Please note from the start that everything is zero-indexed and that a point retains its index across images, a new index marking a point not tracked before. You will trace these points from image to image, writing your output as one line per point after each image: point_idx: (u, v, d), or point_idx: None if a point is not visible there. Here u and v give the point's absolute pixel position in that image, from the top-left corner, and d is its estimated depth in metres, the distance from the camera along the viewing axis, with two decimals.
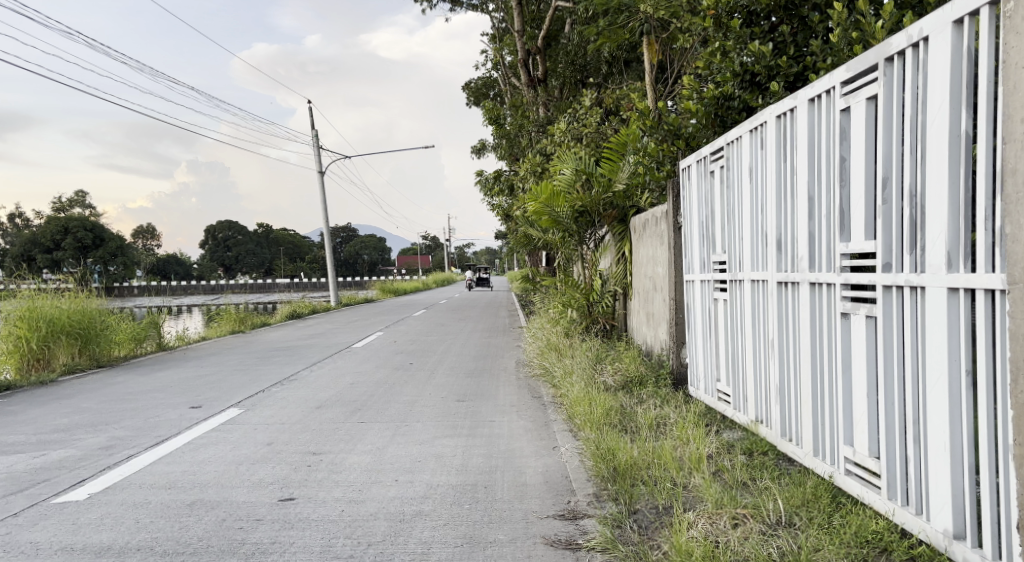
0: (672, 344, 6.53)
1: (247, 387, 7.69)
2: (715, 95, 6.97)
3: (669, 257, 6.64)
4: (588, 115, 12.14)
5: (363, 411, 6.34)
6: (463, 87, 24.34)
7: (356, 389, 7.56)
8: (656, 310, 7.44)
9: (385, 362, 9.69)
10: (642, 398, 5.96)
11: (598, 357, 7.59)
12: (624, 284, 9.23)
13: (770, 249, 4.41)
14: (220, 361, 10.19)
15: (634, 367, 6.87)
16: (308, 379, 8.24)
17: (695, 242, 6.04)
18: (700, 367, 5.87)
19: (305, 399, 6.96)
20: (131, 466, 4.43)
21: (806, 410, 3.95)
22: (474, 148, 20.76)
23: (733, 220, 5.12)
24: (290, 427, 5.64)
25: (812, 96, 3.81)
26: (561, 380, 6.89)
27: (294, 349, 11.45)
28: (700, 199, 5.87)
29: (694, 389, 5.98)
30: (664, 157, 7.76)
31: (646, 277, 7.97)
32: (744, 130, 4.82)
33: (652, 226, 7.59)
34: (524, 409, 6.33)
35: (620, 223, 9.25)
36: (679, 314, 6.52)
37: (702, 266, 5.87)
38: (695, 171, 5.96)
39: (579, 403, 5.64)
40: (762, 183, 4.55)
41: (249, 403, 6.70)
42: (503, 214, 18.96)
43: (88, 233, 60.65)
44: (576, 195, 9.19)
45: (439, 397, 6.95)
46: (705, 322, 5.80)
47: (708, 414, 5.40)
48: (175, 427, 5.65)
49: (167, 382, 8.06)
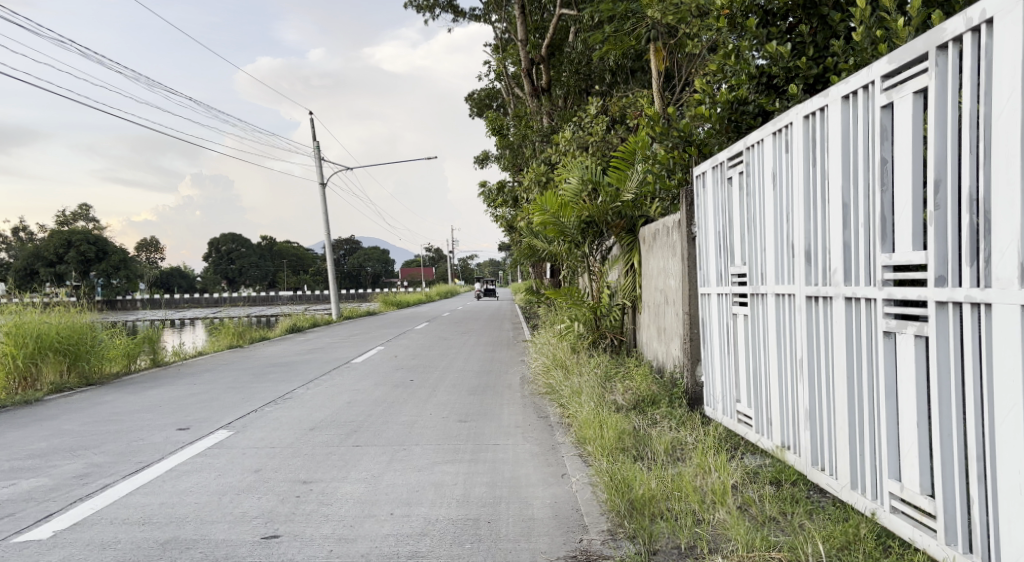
0: (687, 361, 6.17)
1: (240, 406, 7.34)
2: (729, 99, 6.67)
3: (682, 269, 6.30)
4: (594, 123, 11.87)
5: (359, 433, 5.98)
6: (467, 98, 24.17)
7: (353, 408, 7.21)
8: (667, 324, 7.08)
9: (384, 379, 9.33)
10: (656, 419, 5.59)
11: (607, 374, 7.22)
12: (633, 298, 8.87)
13: (797, 260, 4.07)
14: (215, 377, 9.84)
15: (645, 386, 6.50)
16: (304, 398, 7.89)
17: (711, 253, 5.70)
18: (718, 386, 5.52)
19: (299, 420, 6.61)
20: (105, 498, 4.08)
21: (842, 438, 3.60)
22: (477, 159, 20.51)
23: (754, 230, 4.78)
24: (281, 453, 5.28)
25: (846, 93, 3.48)
26: (568, 400, 6.52)
27: (292, 364, 11.11)
28: (716, 208, 5.55)
29: (712, 410, 5.62)
30: (676, 164, 7.45)
31: (656, 290, 7.64)
32: (766, 133, 4.50)
33: (663, 237, 7.26)
34: (530, 430, 5.98)
35: (628, 234, 8.91)
36: (694, 330, 6.15)
37: (719, 278, 5.53)
38: (710, 178, 5.64)
39: (589, 425, 5.29)
40: (788, 190, 4.21)
41: (240, 424, 6.35)
42: (507, 226, 18.65)
43: (90, 246, 60.58)
44: (583, 205, 8.87)
45: (440, 417, 6.59)
46: (723, 338, 5.45)
47: (728, 438, 5.04)
48: (159, 452, 5.30)
49: (157, 401, 7.71)
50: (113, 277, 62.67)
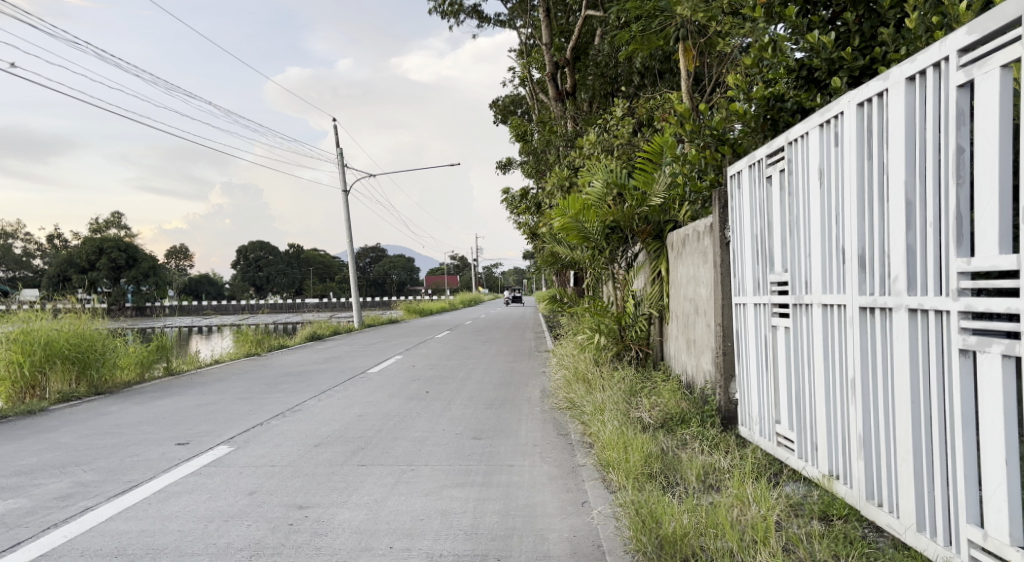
0: (720, 376, 5.67)
1: (245, 419, 7.05)
2: (766, 95, 6.23)
3: (714, 276, 5.82)
4: (620, 126, 11.44)
5: (366, 450, 5.60)
6: (491, 104, 23.87)
7: (363, 422, 6.85)
8: (698, 336, 6.60)
9: (399, 390, 8.98)
10: (686, 442, 5.11)
11: (632, 389, 6.75)
12: (661, 307, 8.39)
13: (849, 267, 3.58)
14: (225, 387, 9.61)
15: (674, 403, 6.02)
16: (314, 410, 7.57)
17: (747, 259, 5.22)
18: (754, 405, 5.02)
19: (305, 434, 6.27)
20: (82, 524, 3.76)
21: (904, 471, 3.09)
22: (499, 165, 20.15)
23: (797, 233, 4.31)
24: (279, 472, 4.93)
25: (912, 74, 3.02)
26: (590, 416, 6.07)
27: (306, 374, 10.84)
28: (753, 210, 5.09)
29: (748, 431, 5.12)
30: (707, 164, 6.98)
31: (685, 300, 7.17)
32: (812, 125, 4.04)
33: (693, 242, 6.80)
34: (549, 450, 5.54)
35: (655, 240, 8.45)
36: (729, 343, 5.66)
37: (757, 287, 5.05)
38: (746, 177, 5.18)
39: (612, 446, 4.83)
40: (838, 186, 3.73)
41: (242, 439, 6.04)
42: (530, 233, 18.26)
43: (121, 253, 61.73)
44: (607, 209, 8.43)
45: (453, 434, 6.18)
46: (760, 353, 4.96)
47: (766, 463, 4.54)
48: (151, 469, 5.00)
49: (162, 413, 7.48)
50: (143, 284, 63.79)
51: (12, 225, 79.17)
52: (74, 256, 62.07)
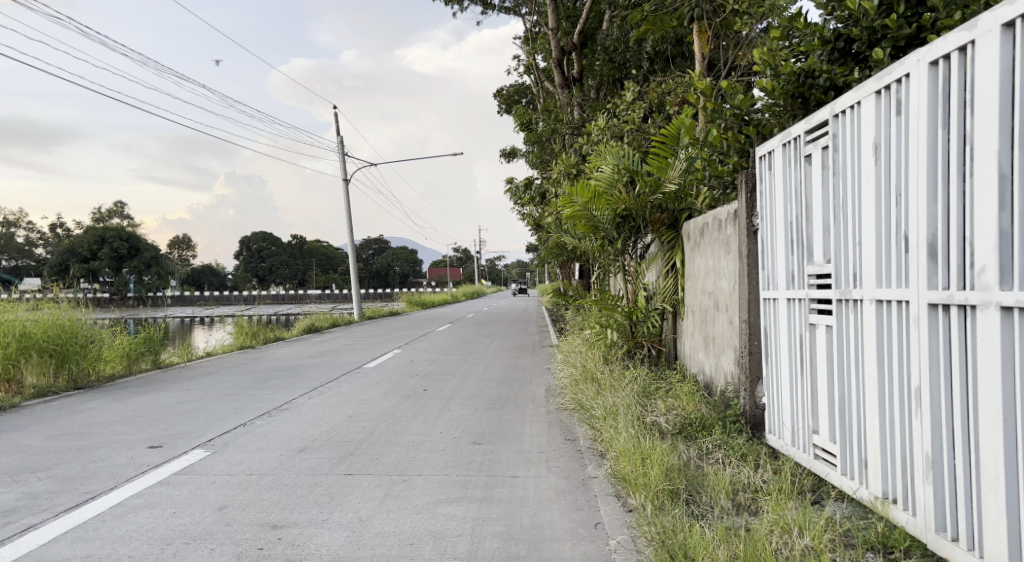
0: (744, 378, 5.14)
1: (228, 419, 6.55)
2: (795, 70, 5.69)
3: (740, 268, 5.28)
4: (630, 111, 10.89)
5: (354, 457, 5.08)
6: (496, 93, 23.27)
7: (354, 423, 6.34)
8: (718, 334, 6.06)
9: (395, 387, 8.47)
10: (709, 453, 4.58)
11: (644, 391, 6.22)
12: (675, 302, 7.85)
13: (915, 255, 3.02)
14: (213, 382, 9.14)
15: (693, 407, 5.49)
16: (303, 409, 7.08)
17: (780, 249, 4.67)
18: (786, 412, 4.48)
19: (291, 437, 5.77)
20: (18, 549, 3.27)
21: (991, 504, 2.54)
22: (503, 154, 19.59)
23: (845, 217, 3.75)
24: (256, 483, 4.43)
25: (1011, 20, 2.46)
26: (601, 421, 5.54)
27: (299, 369, 10.36)
28: (788, 194, 4.53)
29: (779, 440, 4.58)
30: (729, 147, 6.38)
31: (703, 293, 6.64)
32: (866, 92, 3.48)
33: (713, 231, 6.27)
34: (555, 458, 5.00)
35: (670, 230, 7.89)
36: (756, 342, 5.12)
37: (791, 280, 4.51)
38: (780, 157, 4.64)
39: (628, 458, 4.30)
40: (900, 162, 3.17)
41: (221, 441, 5.56)
42: (534, 224, 17.70)
43: (122, 242, 61.27)
44: (618, 196, 7.88)
45: (451, 438, 5.65)
46: (793, 354, 4.42)
47: (802, 480, 3.99)
48: (114, 478, 4.52)
49: (140, 411, 7.00)
50: (144, 274, 63.48)
51: (14, 214, 78.81)
52: (76, 245, 61.77)
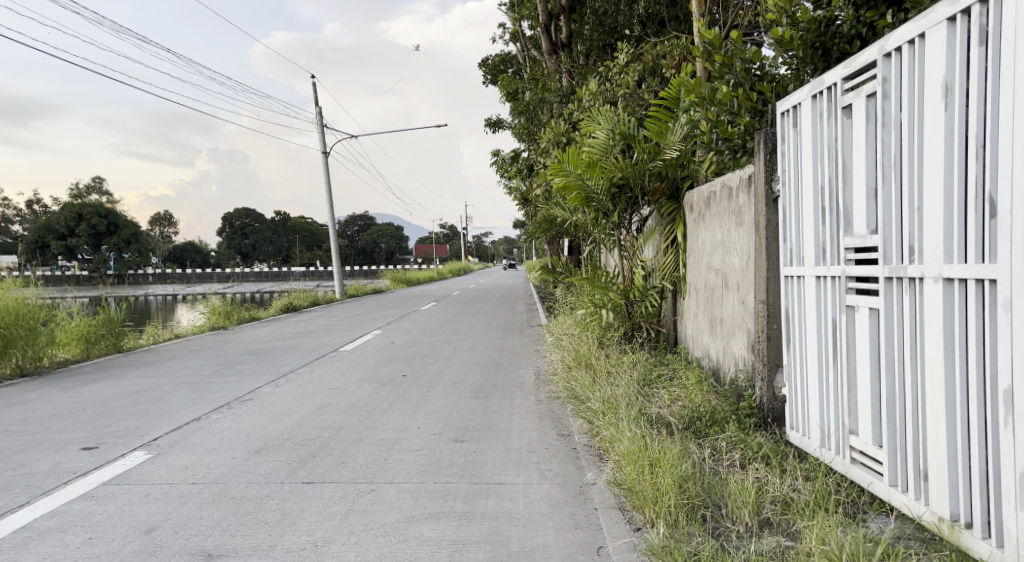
0: (761, 366, 4.53)
1: (181, 412, 5.86)
2: (816, 17, 5.00)
3: (756, 242, 4.65)
4: (624, 74, 10.14)
5: (318, 460, 4.43)
6: (480, 64, 22.33)
7: (323, 417, 5.68)
8: (726, 315, 5.45)
9: (372, 373, 7.81)
10: (722, 456, 4.00)
11: (644, 381, 5.61)
12: (675, 280, 7.22)
13: (1008, 222, 2.39)
14: (175, 368, 8.44)
15: (702, 399, 4.90)
16: (267, 399, 6.41)
17: (807, 220, 4.03)
18: (814, 407, 3.89)
19: (248, 434, 5.11)
20: None
21: None
22: (488, 123, 18.75)
23: (897, 177, 3.11)
24: (198, 496, 3.78)
25: None
26: (598, 415, 4.92)
27: (270, 352, 9.67)
28: (818, 155, 3.88)
29: (805, 439, 4.00)
30: (740, 105, 5.61)
31: (708, 270, 6.01)
32: (932, 22, 2.80)
33: (722, 200, 5.61)
34: (547, 459, 4.40)
35: (670, 200, 7.20)
36: (775, 326, 4.49)
37: (822, 255, 3.88)
38: (808, 112, 3.97)
39: (633, 464, 3.69)
40: (987, 104, 2.52)
41: (166, 441, 4.88)
42: (521, 198, 16.94)
43: (100, 219, 59.66)
44: (614, 163, 7.16)
45: (430, 435, 5.03)
46: (824, 341, 3.82)
47: (837, 489, 3.40)
48: (31, 490, 3.86)
49: (84, 403, 6.28)
50: (122, 251, 61.94)
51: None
52: (51, 221, 60.07)
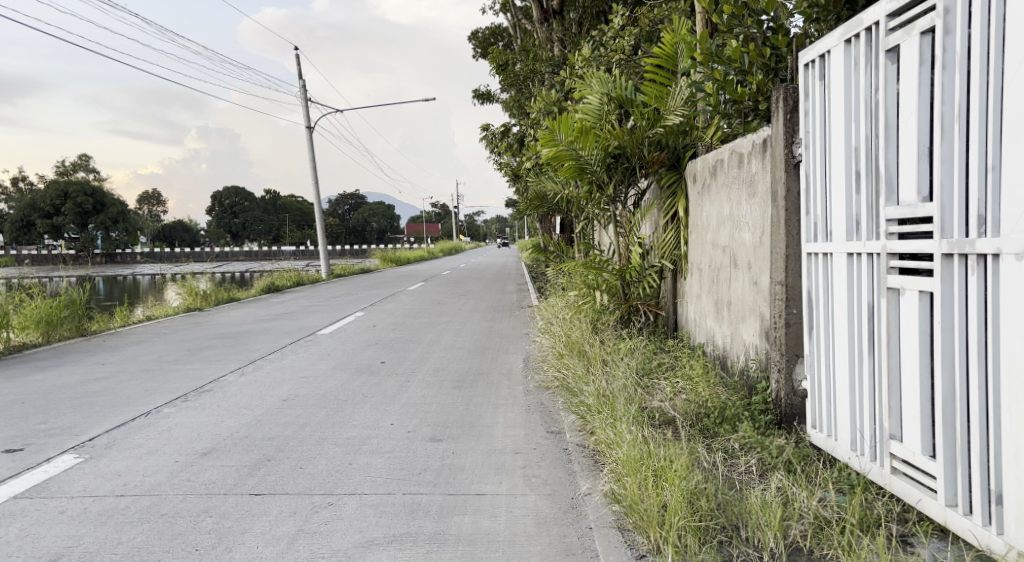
0: (778, 357, 3.98)
1: (129, 405, 5.25)
2: None
3: (773, 215, 4.06)
4: (621, 38, 9.41)
5: (271, 466, 3.86)
6: (470, 36, 21.42)
7: (286, 411, 5.09)
8: (736, 297, 4.88)
9: (348, 360, 7.22)
10: (737, 460, 3.56)
11: (643, 371, 5.08)
12: (676, 258, 6.63)
13: None
14: (137, 354, 7.81)
15: (710, 391, 4.36)
16: (229, 391, 5.81)
17: (838, 188, 3.43)
18: (842, 406, 3.39)
19: (198, 433, 4.51)
20: None
21: None
22: (478, 96, 17.97)
23: (962, 131, 2.51)
24: (122, 513, 3.20)
25: None
26: (592, 411, 4.37)
27: (242, 336, 9.04)
28: (852, 110, 3.26)
29: (832, 440, 3.48)
30: (751, 62, 4.96)
31: (714, 247, 5.42)
32: None
33: (731, 169, 5.00)
34: (535, 464, 3.86)
35: (670, 171, 6.57)
36: (795, 310, 3.93)
37: (855, 228, 3.30)
38: (839, 59, 3.34)
39: (635, 475, 3.15)
40: None
41: (102, 440, 4.28)
42: (512, 174, 16.24)
43: (85, 197, 58.39)
44: (609, 130, 6.51)
45: (404, 434, 4.46)
46: (858, 329, 3.26)
47: (877, 506, 2.90)
48: None
49: (23, 395, 5.64)
50: (108, 230, 60.81)
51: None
52: (36, 199, 58.78)
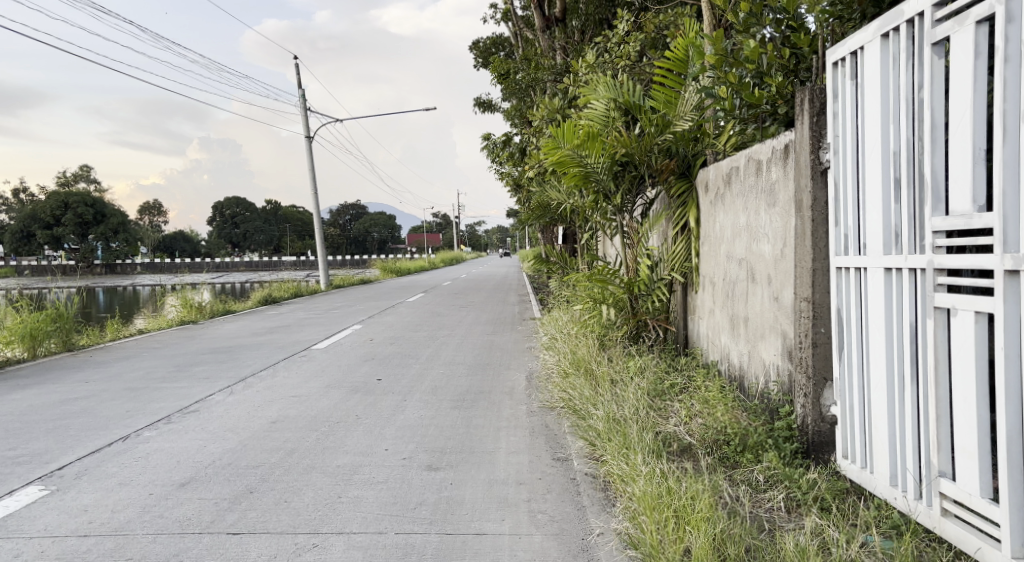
0: (805, 381, 3.67)
1: (108, 428, 4.93)
2: None
3: (798, 227, 3.76)
4: (625, 44, 9.16)
5: (254, 499, 3.54)
6: (471, 46, 21.27)
7: (275, 435, 4.77)
8: (754, 314, 4.57)
9: (343, 377, 6.89)
10: (763, 495, 3.26)
11: (655, 393, 4.76)
12: (686, 271, 6.33)
13: None
14: (124, 370, 7.49)
15: (729, 415, 4.05)
16: (216, 411, 5.49)
17: (872, 197, 3.14)
18: (879, 436, 3.08)
19: (177, 460, 4.19)
20: None
21: None
22: (478, 105, 17.75)
23: None
24: (83, 557, 2.88)
25: None
26: (601, 437, 4.05)
27: (234, 351, 8.72)
28: (890, 111, 2.97)
29: (868, 474, 3.17)
30: (769, 64, 4.68)
31: (729, 260, 5.12)
32: None
33: (748, 177, 4.71)
34: (540, 497, 3.54)
35: (680, 179, 6.24)
36: (822, 329, 3.62)
37: (894, 241, 3.00)
38: (874, 55, 3.05)
39: (653, 517, 2.84)
40: None
41: (72, 469, 3.97)
42: (513, 184, 15.99)
43: (87, 208, 58.21)
44: (616, 137, 6.23)
45: (399, 462, 4.14)
46: (899, 353, 2.96)
47: (929, 555, 2.59)
48: None
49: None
50: (108, 241, 60.60)
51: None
52: (36, 210, 58.63)
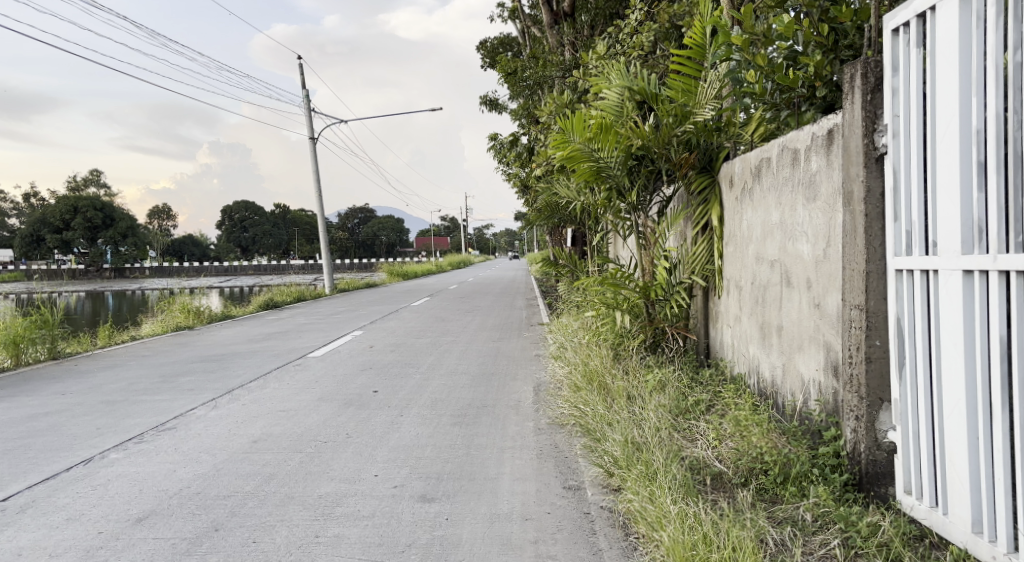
0: (856, 403, 3.15)
1: (72, 448, 4.46)
2: None
3: (847, 222, 3.24)
4: (638, 34, 8.64)
5: (217, 540, 3.05)
6: (479, 45, 20.82)
7: (254, 457, 4.28)
8: (791, 322, 4.04)
9: (336, 388, 6.40)
10: (815, 539, 2.75)
11: (677, 411, 4.26)
12: (708, 273, 5.82)
13: None
14: (106, 381, 7.03)
15: (765, 438, 3.53)
16: (194, 429, 5.01)
17: (945, 187, 2.62)
18: (957, 473, 2.57)
19: (140, 488, 3.71)
20: None
21: None
22: (485, 103, 17.28)
23: None
24: None
25: None
26: (619, 464, 3.55)
27: (225, 360, 8.23)
28: (971, 83, 2.47)
29: (942, 517, 2.65)
30: (805, 42, 4.17)
31: (759, 261, 4.59)
32: None
33: (782, 168, 4.18)
34: (549, 538, 3.04)
35: (701, 174, 5.71)
36: (878, 342, 3.10)
37: (975, 238, 2.49)
38: (950, 16, 2.54)
39: None
40: None
41: (18, 501, 3.50)
42: (521, 185, 15.48)
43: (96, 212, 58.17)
44: (631, 128, 5.72)
45: (388, 491, 3.64)
46: (984, 373, 2.46)
47: None
48: None
49: None
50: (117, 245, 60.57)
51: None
52: (45, 214, 58.73)
